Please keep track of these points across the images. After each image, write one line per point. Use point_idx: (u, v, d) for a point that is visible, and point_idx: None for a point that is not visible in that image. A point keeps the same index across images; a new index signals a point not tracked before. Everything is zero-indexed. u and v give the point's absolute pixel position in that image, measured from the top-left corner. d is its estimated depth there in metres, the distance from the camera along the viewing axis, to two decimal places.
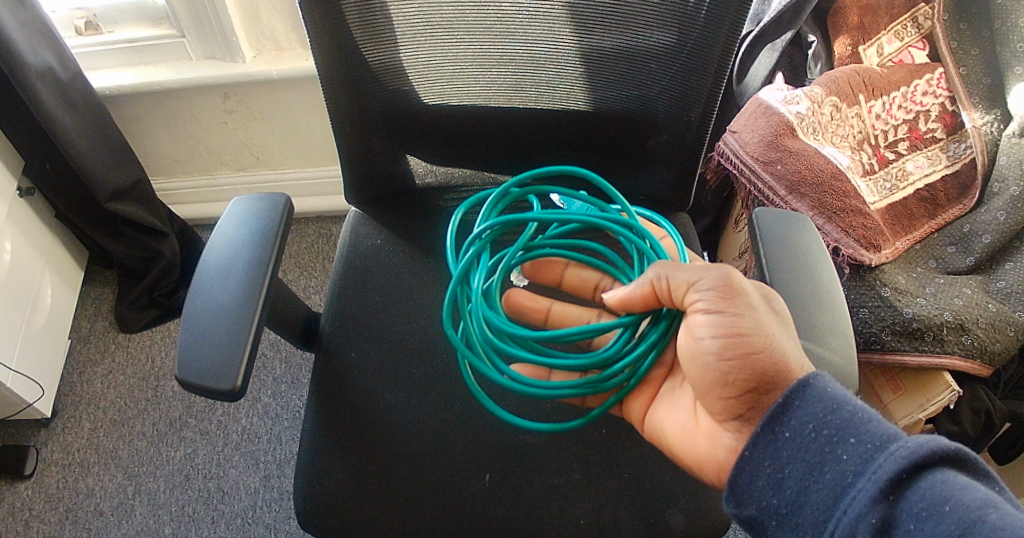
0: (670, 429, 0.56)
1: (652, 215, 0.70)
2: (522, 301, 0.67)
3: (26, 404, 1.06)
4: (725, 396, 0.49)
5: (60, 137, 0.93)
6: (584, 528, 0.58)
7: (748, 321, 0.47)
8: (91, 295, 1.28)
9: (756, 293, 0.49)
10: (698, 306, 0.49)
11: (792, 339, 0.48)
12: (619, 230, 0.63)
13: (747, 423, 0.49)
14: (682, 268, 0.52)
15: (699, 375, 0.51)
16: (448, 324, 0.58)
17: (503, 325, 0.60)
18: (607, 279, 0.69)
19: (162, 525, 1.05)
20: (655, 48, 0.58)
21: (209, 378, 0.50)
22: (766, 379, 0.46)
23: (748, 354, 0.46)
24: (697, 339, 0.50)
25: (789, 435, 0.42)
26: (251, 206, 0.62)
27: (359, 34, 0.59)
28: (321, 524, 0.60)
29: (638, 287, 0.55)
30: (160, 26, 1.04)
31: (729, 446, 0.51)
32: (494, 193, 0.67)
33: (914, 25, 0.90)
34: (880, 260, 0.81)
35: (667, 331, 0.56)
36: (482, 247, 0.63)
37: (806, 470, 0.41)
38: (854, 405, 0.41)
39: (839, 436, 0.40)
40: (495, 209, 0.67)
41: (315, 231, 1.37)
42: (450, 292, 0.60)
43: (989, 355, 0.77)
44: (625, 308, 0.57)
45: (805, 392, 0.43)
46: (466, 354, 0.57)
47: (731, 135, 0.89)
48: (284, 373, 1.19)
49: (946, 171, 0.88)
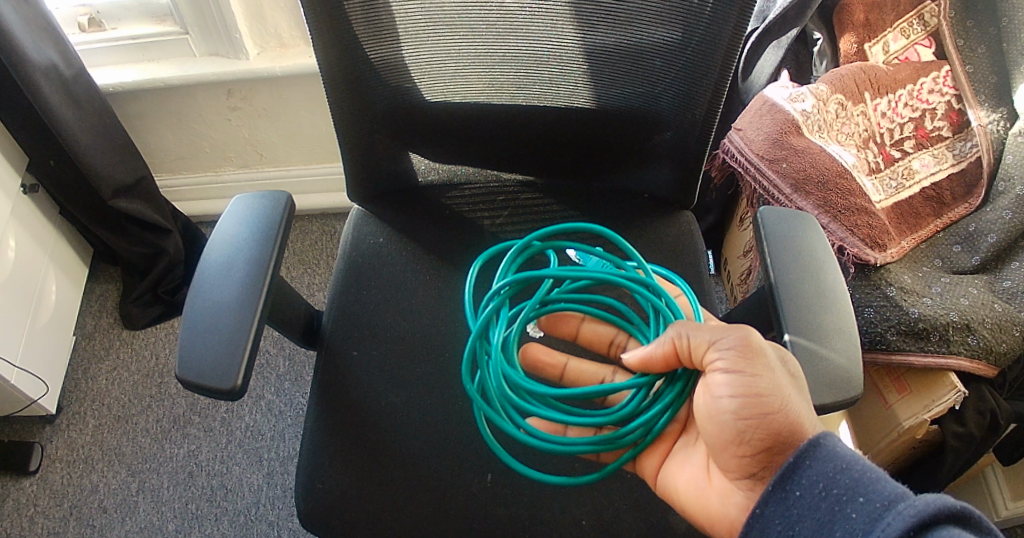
0: (682, 488, 0.54)
1: (668, 273, 0.69)
2: (538, 356, 0.66)
3: (31, 401, 1.06)
4: (741, 454, 0.48)
5: (64, 133, 0.93)
6: (587, 529, 0.58)
7: (766, 382, 0.47)
8: (96, 291, 1.28)
9: (776, 355, 0.48)
10: (717, 365, 0.49)
11: (806, 402, 0.48)
12: (635, 288, 0.62)
13: (759, 482, 0.49)
14: (702, 328, 0.51)
15: (714, 431, 0.50)
16: (467, 375, 0.59)
17: (521, 380, 0.60)
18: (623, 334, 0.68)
19: (165, 521, 1.05)
20: (660, 45, 0.57)
21: (211, 377, 0.50)
22: (781, 441, 0.45)
23: (764, 415, 0.46)
24: (715, 398, 0.49)
25: (800, 494, 0.41)
26: (253, 204, 0.62)
27: (361, 31, 0.59)
28: (323, 524, 0.60)
29: (658, 346, 0.55)
30: (164, 23, 1.04)
31: (741, 505, 0.50)
32: (515, 246, 0.67)
33: (919, 22, 0.89)
34: (885, 259, 0.80)
35: (683, 390, 0.56)
36: (501, 302, 0.64)
37: (815, 528, 0.40)
38: (864, 465, 0.40)
39: (849, 495, 0.39)
40: (514, 263, 0.67)
41: (320, 227, 1.37)
42: (471, 344, 0.60)
43: (995, 356, 0.75)
44: (643, 368, 0.56)
45: (816, 452, 0.42)
46: (483, 408, 0.56)
47: (736, 133, 0.89)
48: (288, 370, 1.19)
49: (952, 169, 0.88)
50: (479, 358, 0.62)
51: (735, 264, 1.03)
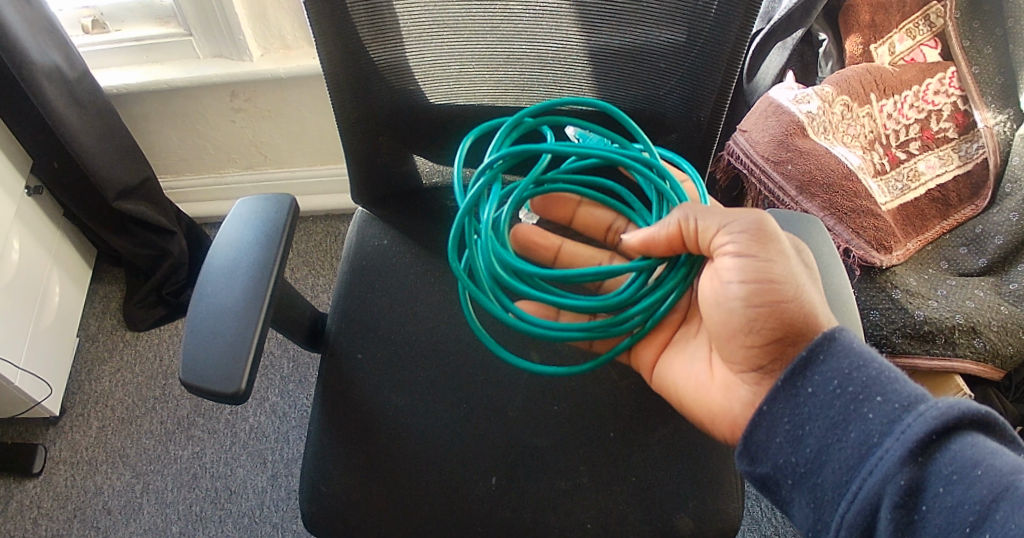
0: (682, 383, 0.56)
1: (674, 156, 0.63)
2: (532, 237, 0.67)
3: (34, 402, 1.06)
4: (748, 344, 0.49)
5: (67, 135, 0.93)
6: (592, 531, 0.58)
7: (778, 268, 0.47)
8: (100, 293, 1.28)
9: (786, 242, 0.48)
10: (726, 250, 0.48)
11: (814, 290, 0.48)
12: (637, 169, 0.58)
13: (765, 375, 0.49)
14: (711, 211, 0.50)
15: (721, 321, 0.50)
16: (454, 254, 0.55)
17: (512, 259, 0.57)
18: (621, 220, 0.68)
19: (170, 523, 1.05)
20: (666, 46, 0.57)
21: (213, 381, 0.50)
22: (791, 324, 0.46)
23: (777, 301, 0.46)
24: (724, 285, 0.49)
25: (812, 390, 0.42)
26: (257, 207, 0.62)
27: (365, 34, 0.59)
28: (328, 526, 0.60)
29: (661, 229, 0.52)
30: (167, 24, 1.04)
31: (745, 400, 0.51)
32: (506, 122, 0.61)
33: (926, 23, 0.88)
34: (890, 261, 0.80)
35: (685, 276, 0.54)
36: (492, 177, 0.59)
37: (828, 427, 0.41)
38: (880, 362, 0.41)
39: (865, 394, 0.40)
40: (508, 139, 0.62)
41: (323, 229, 1.37)
42: (457, 223, 0.56)
43: (1001, 359, 0.75)
44: (644, 250, 0.54)
45: (831, 346, 0.43)
46: (470, 288, 0.54)
47: (741, 134, 0.88)
48: (292, 372, 1.19)
49: (958, 171, 0.87)
50: (468, 237, 0.58)
51: None
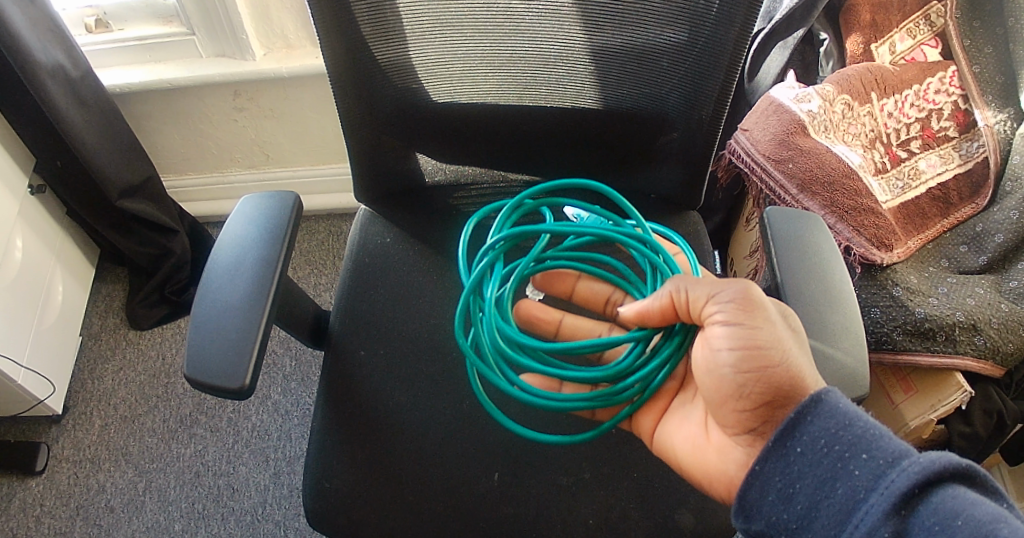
0: (679, 445, 0.55)
1: (666, 231, 0.69)
2: (532, 310, 0.66)
3: (37, 400, 1.07)
4: (740, 408, 0.49)
5: (71, 134, 0.93)
6: (593, 529, 0.59)
7: (765, 334, 0.47)
8: (102, 292, 1.29)
9: (775, 308, 0.49)
10: (716, 318, 0.50)
11: (807, 357, 0.48)
12: (632, 244, 0.62)
13: (759, 437, 0.49)
14: (701, 282, 0.52)
15: (714, 385, 0.50)
16: (460, 332, 0.58)
17: (515, 334, 0.59)
18: (619, 292, 0.68)
19: (172, 521, 1.05)
20: (669, 47, 0.57)
21: (219, 376, 0.50)
22: (782, 395, 0.46)
23: (765, 367, 0.46)
24: (715, 351, 0.50)
25: (801, 450, 0.43)
26: (260, 204, 0.62)
27: (369, 32, 0.60)
28: (331, 522, 0.60)
29: (655, 300, 0.55)
30: (170, 22, 1.05)
31: (740, 461, 0.51)
32: (508, 204, 0.67)
33: (926, 22, 0.88)
34: (891, 259, 0.80)
35: (681, 345, 0.55)
36: (495, 257, 0.63)
37: (816, 485, 0.41)
38: (866, 421, 0.41)
39: (851, 452, 0.41)
40: (508, 221, 0.67)
41: (325, 228, 1.37)
42: (462, 301, 0.59)
43: (1002, 356, 0.76)
44: (640, 321, 0.56)
45: (817, 408, 0.43)
46: (475, 363, 0.56)
47: (743, 133, 0.88)
48: (294, 370, 1.19)
49: (959, 169, 0.87)
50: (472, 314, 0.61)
51: (741, 264, 1.02)
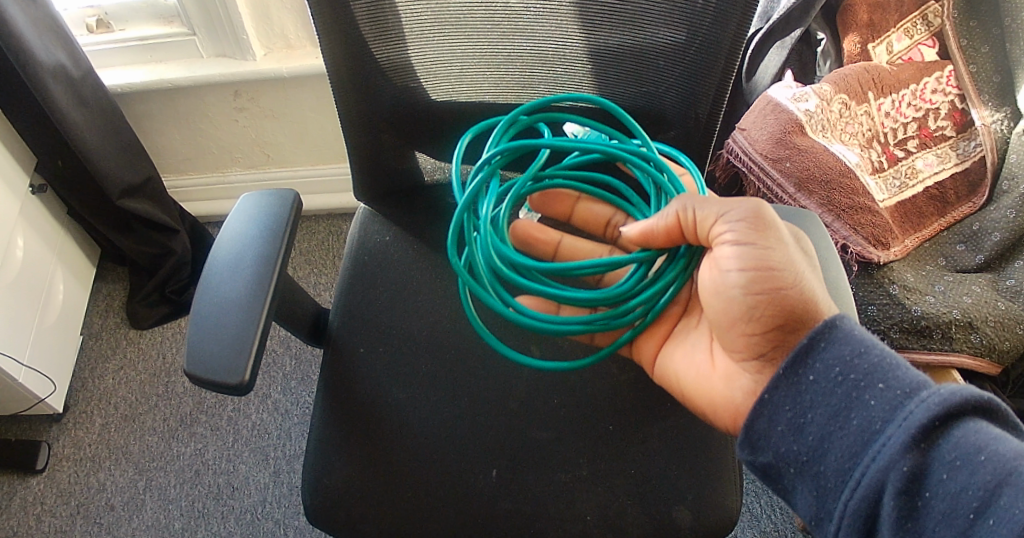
0: (684, 375, 0.57)
1: (671, 150, 0.64)
2: (531, 232, 0.68)
3: (38, 399, 1.07)
4: (749, 331, 0.49)
5: (71, 133, 0.94)
6: (591, 525, 0.59)
7: (777, 256, 0.47)
8: (103, 291, 1.29)
9: (786, 230, 0.49)
10: (725, 238, 0.49)
11: (815, 278, 0.49)
12: (635, 161, 0.59)
13: (765, 361, 0.50)
14: (709, 200, 0.50)
15: (722, 310, 0.51)
16: (454, 251, 0.56)
17: (511, 254, 0.58)
18: (619, 215, 0.69)
19: (172, 520, 1.06)
20: (666, 46, 0.58)
21: (218, 372, 0.51)
22: (792, 312, 0.47)
23: (776, 288, 0.47)
24: (722, 274, 0.49)
25: (813, 378, 0.43)
26: (261, 202, 0.62)
27: (368, 32, 0.60)
28: (330, 517, 0.61)
29: (660, 220, 0.52)
30: (170, 25, 1.05)
31: (746, 387, 0.52)
32: (502, 120, 0.62)
33: (923, 23, 0.88)
34: (888, 257, 0.81)
35: (685, 268, 0.55)
36: (490, 173, 0.59)
37: (829, 415, 0.42)
38: (882, 349, 0.42)
39: (867, 381, 0.41)
40: (505, 136, 0.63)
41: (325, 228, 1.38)
42: (456, 218, 0.56)
43: (998, 353, 0.76)
44: (644, 242, 0.54)
45: (832, 333, 0.43)
46: (470, 283, 0.55)
47: (740, 133, 0.89)
48: (294, 369, 1.19)
49: (956, 168, 0.87)
50: (466, 234, 0.58)
51: None
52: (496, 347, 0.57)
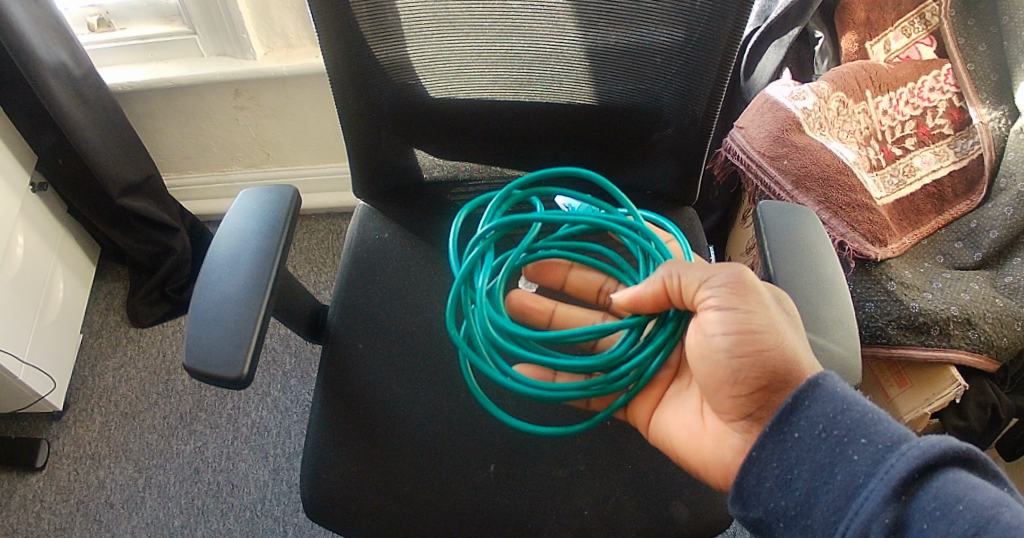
0: (676, 434, 0.56)
1: (657, 218, 0.69)
2: (524, 302, 0.67)
3: (37, 397, 1.07)
4: (736, 394, 0.49)
5: (72, 131, 0.94)
6: (588, 519, 0.59)
7: (759, 318, 0.47)
8: (103, 290, 1.29)
9: (769, 292, 0.49)
10: (709, 303, 0.50)
11: (803, 341, 0.48)
12: (624, 231, 0.63)
13: (755, 423, 0.49)
14: (693, 267, 0.52)
15: (709, 371, 0.51)
16: (452, 322, 0.58)
17: (506, 323, 0.60)
18: (611, 281, 0.69)
19: (172, 517, 1.06)
20: (663, 45, 0.58)
21: (217, 365, 0.51)
22: (778, 378, 0.46)
23: (759, 351, 0.47)
24: (707, 337, 0.50)
25: (799, 435, 0.42)
26: (261, 197, 0.62)
27: (367, 30, 0.60)
28: (329, 512, 0.60)
29: (647, 286, 0.56)
30: (172, 22, 1.06)
31: (736, 447, 0.51)
32: (497, 195, 0.68)
33: (921, 21, 0.89)
34: (885, 254, 0.81)
35: (675, 331, 0.56)
36: (486, 246, 0.64)
37: (814, 470, 0.41)
38: (864, 405, 0.41)
39: (850, 436, 0.40)
40: (499, 210, 0.68)
41: (325, 226, 1.38)
42: (453, 292, 0.60)
43: (996, 350, 0.76)
44: (633, 307, 0.57)
45: (815, 393, 0.43)
46: (467, 353, 0.57)
47: (738, 131, 0.89)
48: (294, 367, 1.19)
49: (954, 167, 0.88)
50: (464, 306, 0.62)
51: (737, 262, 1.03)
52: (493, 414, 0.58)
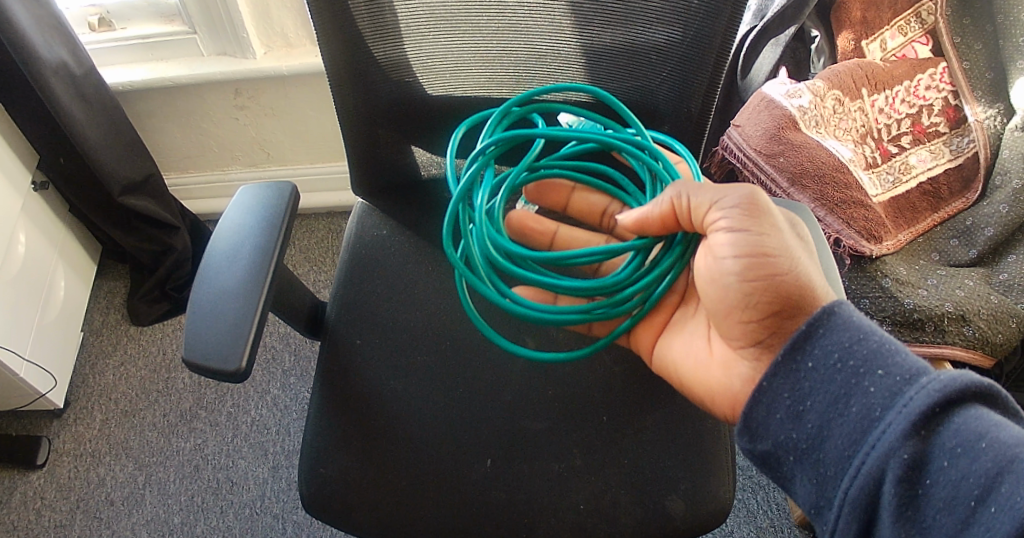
0: (683, 364, 0.57)
1: (666, 138, 0.63)
2: (526, 221, 0.68)
3: (39, 394, 1.08)
4: (745, 319, 0.50)
5: (74, 130, 0.95)
6: (585, 512, 0.59)
7: (772, 242, 0.48)
8: (104, 288, 1.30)
9: (780, 215, 0.49)
10: (720, 225, 0.49)
11: (812, 263, 0.49)
12: (630, 150, 0.58)
13: (763, 348, 0.51)
14: (703, 188, 0.50)
15: (718, 297, 0.51)
16: (449, 243, 0.55)
17: (506, 243, 0.57)
18: (616, 204, 0.69)
19: (172, 514, 1.06)
20: (659, 45, 0.58)
21: (215, 359, 0.52)
22: (789, 299, 0.47)
23: (771, 275, 0.47)
24: (717, 261, 0.50)
25: (812, 365, 0.43)
26: (259, 194, 0.63)
27: (366, 31, 0.61)
28: (326, 505, 0.61)
29: (655, 207, 0.52)
30: (172, 23, 1.06)
31: (744, 375, 0.52)
32: (494, 111, 0.62)
33: (917, 20, 0.89)
34: (880, 251, 0.81)
35: (682, 255, 0.54)
36: (485, 163, 0.58)
37: (829, 401, 0.41)
38: (881, 335, 0.41)
39: (866, 367, 0.41)
40: (499, 126, 0.62)
41: (325, 225, 1.39)
42: (450, 210, 0.56)
43: (991, 346, 0.76)
44: (640, 229, 0.54)
45: (831, 320, 0.43)
46: (466, 275, 0.54)
47: (734, 129, 0.90)
48: (293, 365, 1.20)
49: (949, 164, 0.88)
50: (461, 225, 0.57)
51: None
52: (492, 338, 0.56)
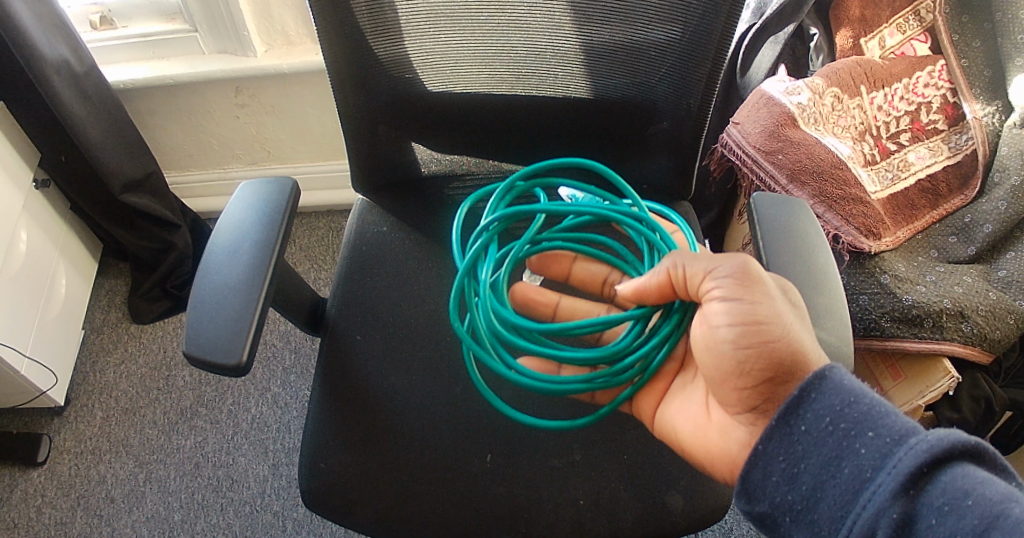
0: (682, 427, 0.56)
1: (662, 208, 0.69)
2: (529, 295, 0.67)
3: (40, 391, 1.08)
4: (741, 386, 0.50)
5: (75, 127, 0.95)
6: (584, 508, 0.60)
7: (765, 309, 0.48)
8: (105, 287, 1.30)
9: (774, 282, 0.50)
10: (714, 294, 0.50)
11: (808, 331, 0.49)
12: (628, 221, 0.63)
13: (760, 414, 0.50)
14: (699, 258, 0.53)
15: (714, 363, 0.51)
16: (455, 315, 0.58)
17: (510, 316, 0.60)
18: (616, 273, 0.69)
19: (172, 511, 1.07)
20: (659, 42, 0.59)
21: (215, 353, 0.52)
22: (784, 370, 0.47)
23: (765, 342, 0.47)
24: (713, 328, 0.50)
25: (805, 428, 0.43)
26: (259, 189, 0.63)
27: (366, 27, 0.61)
28: (326, 502, 0.61)
29: (652, 277, 0.55)
30: (172, 19, 1.06)
31: (742, 439, 0.52)
32: (499, 187, 0.67)
33: (915, 18, 0.90)
34: (879, 247, 0.81)
35: (680, 323, 0.56)
36: (489, 238, 0.64)
37: (822, 464, 0.41)
38: (872, 398, 0.42)
39: (857, 430, 0.41)
40: (503, 201, 0.67)
41: (326, 223, 1.39)
42: (458, 284, 0.60)
43: (989, 342, 0.76)
44: (638, 299, 0.57)
45: (822, 385, 0.43)
46: (472, 347, 0.57)
47: (733, 127, 0.90)
48: (294, 362, 1.20)
49: (948, 162, 0.88)
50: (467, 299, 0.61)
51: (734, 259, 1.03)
52: (498, 407, 0.58)
